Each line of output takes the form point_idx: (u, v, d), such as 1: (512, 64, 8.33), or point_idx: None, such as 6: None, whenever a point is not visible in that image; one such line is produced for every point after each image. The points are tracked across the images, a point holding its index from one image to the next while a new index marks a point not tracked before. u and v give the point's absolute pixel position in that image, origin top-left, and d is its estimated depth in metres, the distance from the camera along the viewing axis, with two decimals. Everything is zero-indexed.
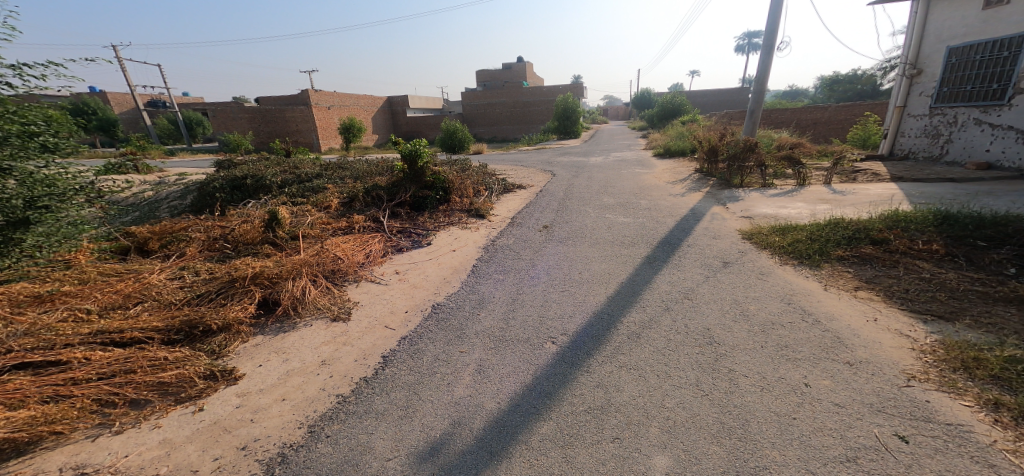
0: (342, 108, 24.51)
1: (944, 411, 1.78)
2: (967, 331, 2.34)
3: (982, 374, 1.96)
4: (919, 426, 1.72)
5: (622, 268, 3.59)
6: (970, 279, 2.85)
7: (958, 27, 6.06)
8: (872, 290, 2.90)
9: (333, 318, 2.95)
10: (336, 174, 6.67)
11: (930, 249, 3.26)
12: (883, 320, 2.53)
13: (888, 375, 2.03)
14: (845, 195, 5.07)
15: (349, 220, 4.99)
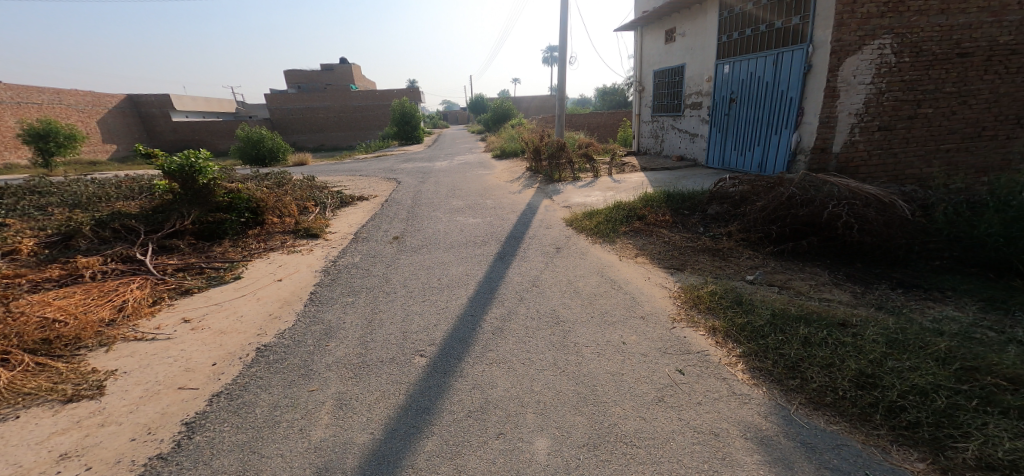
0: (19, 106, 17.19)
1: (691, 341, 2.53)
2: (681, 275, 3.39)
3: (710, 305, 2.84)
4: (684, 358, 2.37)
5: (476, 268, 3.72)
6: (686, 239, 4.08)
7: (658, 57, 8.41)
8: (645, 255, 3.83)
9: (70, 399, 2.06)
10: (21, 205, 4.62)
11: (664, 219, 4.53)
12: (654, 276, 3.40)
13: (663, 323, 2.74)
14: (623, 184, 6.47)
15: (69, 264, 3.51)
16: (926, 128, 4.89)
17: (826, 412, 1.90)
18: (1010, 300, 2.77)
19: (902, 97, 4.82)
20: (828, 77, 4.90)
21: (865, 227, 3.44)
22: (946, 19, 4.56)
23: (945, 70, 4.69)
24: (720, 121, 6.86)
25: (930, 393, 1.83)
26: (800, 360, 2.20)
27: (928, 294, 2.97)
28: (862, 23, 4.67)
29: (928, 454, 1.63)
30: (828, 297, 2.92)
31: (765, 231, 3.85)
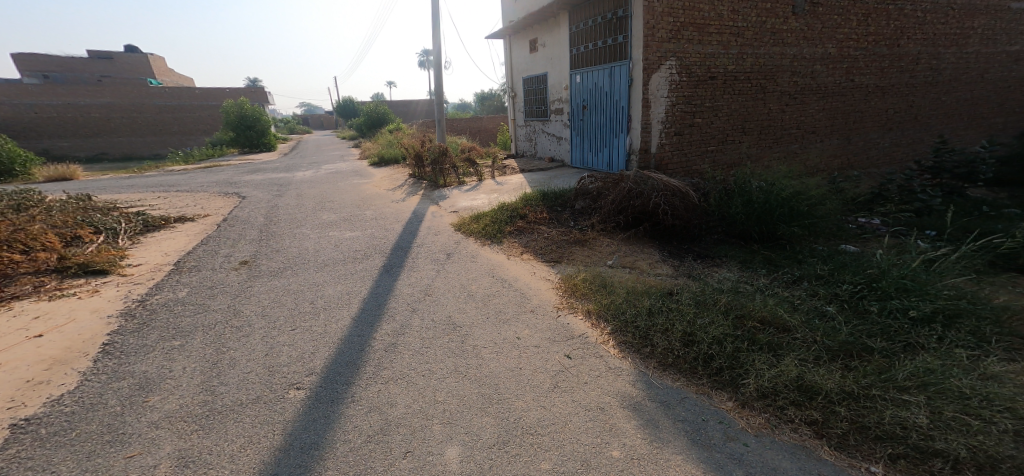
0: None
1: (570, 325, 2.78)
2: (558, 267, 3.69)
3: (583, 290, 3.15)
4: (573, 344, 2.57)
5: (364, 283, 3.48)
6: (561, 233, 4.43)
7: (526, 65, 8.89)
8: (530, 251, 4.04)
9: None
10: None
11: (541, 216, 4.84)
12: (538, 271, 3.62)
13: (546, 312, 2.95)
14: (506, 185, 6.70)
15: None
16: (699, 134, 5.98)
17: (670, 371, 2.30)
18: (759, 260, 3.66)
19: (684, 109, 5.78)
20: (643, 91, 5.56)
21: (676, 213, 4.17)
22: (701, 47, 5.59)
23: (706, 88, 5.77)
24: (578, 126, 7.42)
25: (726, 341, 2.34)
26: (648, 329, 2.59)
27: (713, 261, 3.82)
28: (658, 46, 5.41)
29: (731, 392, 2.11)
30: (661, 272, 3.58)
31: (615, 221, 4.43)
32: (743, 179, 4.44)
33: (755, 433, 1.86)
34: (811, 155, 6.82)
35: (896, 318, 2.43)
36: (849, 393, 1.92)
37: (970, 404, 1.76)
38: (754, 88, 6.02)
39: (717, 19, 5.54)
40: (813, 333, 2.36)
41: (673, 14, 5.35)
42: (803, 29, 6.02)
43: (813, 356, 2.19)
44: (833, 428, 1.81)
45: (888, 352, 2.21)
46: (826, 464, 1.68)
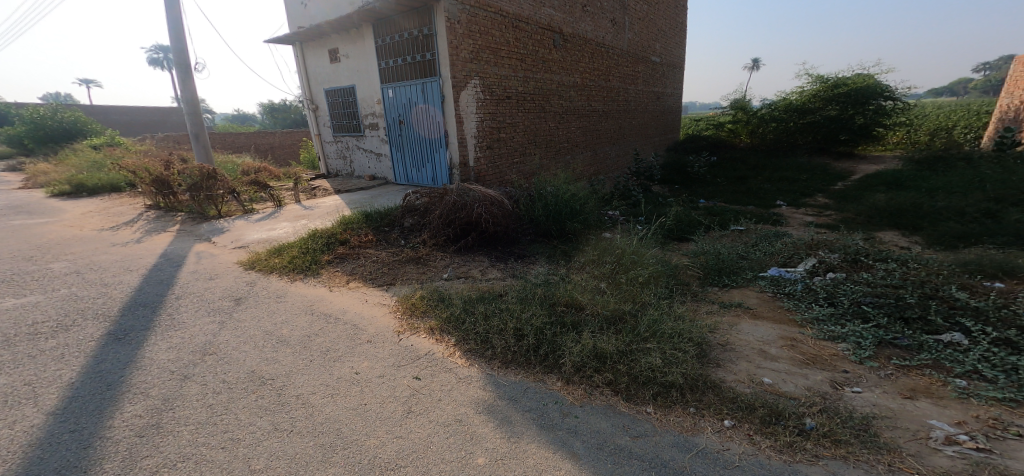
0: None
1: (419, 346, 2.66)
2: (397, 288, 3.52)
3: (420, 309, 3.08)
4: (422, 364, 2.47)
5: (70, 363, 2.46)
6: (391, 254, 4.24)
7: (325, 75, 8.15)
8: (357, 279, 3.73)
9: None
10: None
11: (369, 238, 4.57)
12: (371, 298, 3.36)
13: (389, 339, 2.76)
14: (316, 209, 6.05)
15: None
16: (505, 146, 6.60)
17: (511, 367, 2.44)
18: (559, 253, 4.29)
19: (490, 124, 6.28)
20: (455, 107, 5.79)
21: (496, 220, 4.48)
22: (497, 69, 6.18)
23: (505, 106, 6.41)
24: (396, 141, 7.23)
25: (545, 329, 2.66)
26: (487, 331, 2.71)
27: (530, 259, 4.26)
28: (462, 65, 5.75)
29: (556, 372, 2.37)
30: (491, 277, 3.79)
31: (445, 234, 4.48)
32: (541, 184, 5.16)
33: (581, 404, 2.13)
34: (577, 163, 8.17)
35: (633, 284, 3.27)
36: (623, 351, 2.43)
37: (676, 341, 2.46)
38: (537, 107, 6.97)
39: (506, 44, 6.22)
40: (599, 305, 2.90)
41: (471, 36, 5.76)
42: (562, 59, 7.26)
43: (600, 327, 2.70)
44: (620, 381, 2.24)
45: (636, 311, 2.89)
46: (625, 415, 2.05)
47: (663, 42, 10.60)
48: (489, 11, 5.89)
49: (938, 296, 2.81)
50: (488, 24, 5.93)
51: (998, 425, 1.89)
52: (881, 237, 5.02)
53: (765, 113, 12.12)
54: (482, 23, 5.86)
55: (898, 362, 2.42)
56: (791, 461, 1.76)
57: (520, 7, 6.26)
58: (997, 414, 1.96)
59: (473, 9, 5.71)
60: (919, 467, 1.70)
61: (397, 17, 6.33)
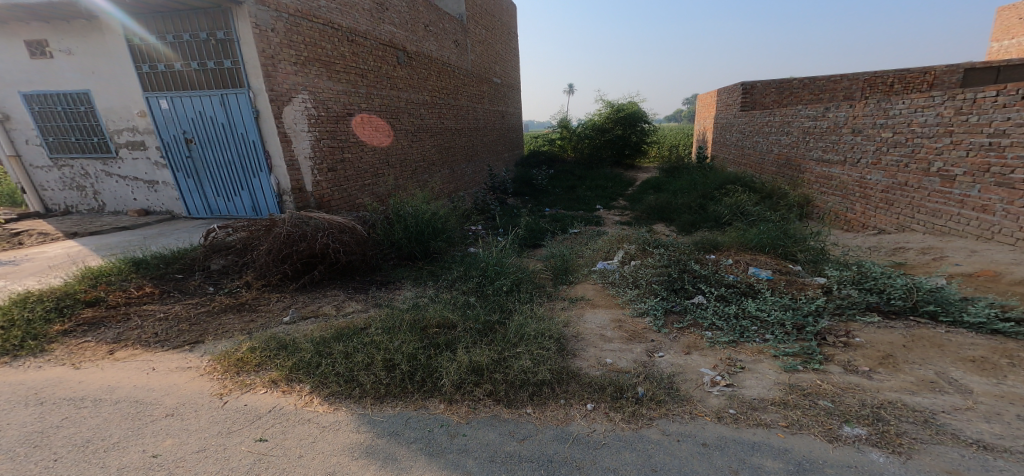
0: None
1: (258, 403, 2.25)
2: (221, 343, 2.90)
3: (254, 364, 2.58)
4: (258, 425, 2.09)
5: None
6: (193, 305, 3.43)
7: (18, 72, 5.46)
8: (134, 344, 2.88)
9: None
10: None
11: (146, 292, 3.56)
12: (165, 364, 2.65)
13: (207, 407, 2.22)
14: (27, 263, 4.24)
15: None
16: (353, 168, 5.99)
17: (388, 400, 2.29)
18: (426, 274, 4.18)
19: (332, 144, 5.61)
20: (277, 124, 4.98)
21: (349, 249, 4.10)
22: (333, 84, 5.58)
23: (347, 123, 5.82)
24: (182, 166, 5.51)
25: (417, 354, 2.57)
26: (351, 370, 2.46)
27: (395, 285, 4.07)
28: (284, 77, 4.98)
29: (437, 395, 2.33)
30: (351, 310, 3.46)
31: (281, 271, 3.87)
32: (400, 204, 4.86)
33: (467, 421, 2.14)
34: (436, 181, 7.97)
35: (499, 294, 3.46)
36: (497, 360, 2.52)
37: (541, 340, 2.69)
38: (386, 125, 6.57)
39: (341, 59, 5.66)
40: (470, 321, 2.95)
41: (294, 47, 5.04)
42: (408, 77, 7.03)
43: (473, 341, 2.74)
44: (499, 388, 2.33)
45: (503, 319, 3.05)
46: (510, 422, 2.13)
47: (502, 65, 11.10)
48: (316, 22, 5.26)
49: (687, 272, 3.79)
50: (318, 35, 5.30)
51: (731, 362, 2.61)
52: (656, 229, 6.37)
53: (581, 131, 14.23)
54: (311, 34, 5.21)
55: (679, 325, 3.13)
56: (636, 429, 2.06)
57: (354, 21, 5.80)
58: (729, 355, 2.70)
59: (296, 18, 5.03)
60: (707, 411, 2.17)
61: (169, 11, 4.82)
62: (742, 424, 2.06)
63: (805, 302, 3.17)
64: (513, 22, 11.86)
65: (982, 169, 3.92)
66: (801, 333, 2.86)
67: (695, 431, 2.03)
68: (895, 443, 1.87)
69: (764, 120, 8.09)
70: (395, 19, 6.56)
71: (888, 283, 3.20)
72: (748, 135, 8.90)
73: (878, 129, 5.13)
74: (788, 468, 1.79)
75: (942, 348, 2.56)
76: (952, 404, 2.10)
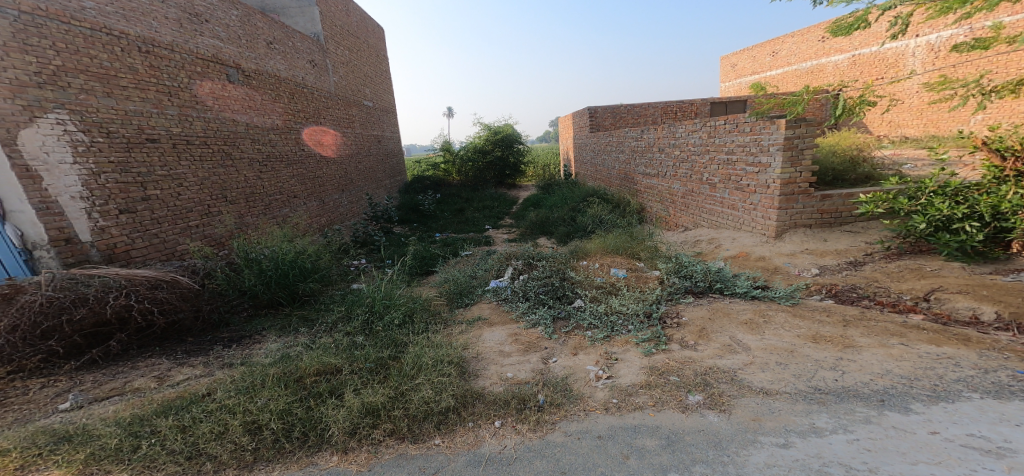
0: None
1: None
2: None
3: (11, 470, 1.96)
4: None
5: None
6: None
7: None
8: None
9: None
10: None
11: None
12: None
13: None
14: None
15: None
16: (167, 208, 4.48)
17: (259, 467, 2.03)
18: (296, 320, 3.73)
19: (123, 179, 4.08)
20: (6, 152, 3.34)
21: (164, 308, 3.41)
22: (116, 102, 4.12)
23: (148, 151, 4.34)
24: None
25: (292, 408, 2.27)
26: (195, 444, 2.08)
27: (253, 339, 3.54)
28: (15, 91, 3.40)
29: (327, 447, 2.12)
30: (183, 378, 2.88)
31: (42, 351, 2.98)
32: (249, 247, 4.27)
33: (368, 468, 1.99)
34: (301, 216, 6.77)
35: (390, 329, 3.27)
36: (392, 398, 2.36)
37: (439, 369, 2.61)
38: (217, 154, 5.23)
39: (129, 73, 4.25)
40: (358, 361, 2.73)
41: (34, 52, 3.52)
42: (245, 98, 5.86)
43: (363, 382, 2.53)
44: (399, 427, 2.20)
45: (396, 354, 2.89)
46: (418, 457, 2.04)
47: (372, 88, 10.66)
48: (77, 25, 3.83)
49: (566, 280, 4.12)
50: (80, 41, 3.84)
51: (608, 356, 2.90)
52: (538, 244, 6.79)
53: (463, 154, 14.44)
54: (66, 38, 3.74)
55: (566, 329, 3.37)
56: (543, 435, 2.14)
57: (150, 30, 4.51)
58: (605, 349, 3.00)
59: (35, 16, 3.54)
60: (597, 405, 2.37)
61: None
62: (624, 411, 2.30)
63: (649, 292, 3.69)
64: (382, 46, 11.60)
65: (726, 178, 5.08)
66: (651, 320, 3.33)
67: (590, 426, 2.20)
68: (720, 402, 2.29)
69: (606, 140, 9.33)
70: (219, 32, 5.46)
71: (694, 269, 3.95)
72: (597, 154, 10.15)
73: (672, 148, 6.29)
74: (661, 444, 2.05)
75: (729, 316, 3.25)
76: (743, 361, 2.65)
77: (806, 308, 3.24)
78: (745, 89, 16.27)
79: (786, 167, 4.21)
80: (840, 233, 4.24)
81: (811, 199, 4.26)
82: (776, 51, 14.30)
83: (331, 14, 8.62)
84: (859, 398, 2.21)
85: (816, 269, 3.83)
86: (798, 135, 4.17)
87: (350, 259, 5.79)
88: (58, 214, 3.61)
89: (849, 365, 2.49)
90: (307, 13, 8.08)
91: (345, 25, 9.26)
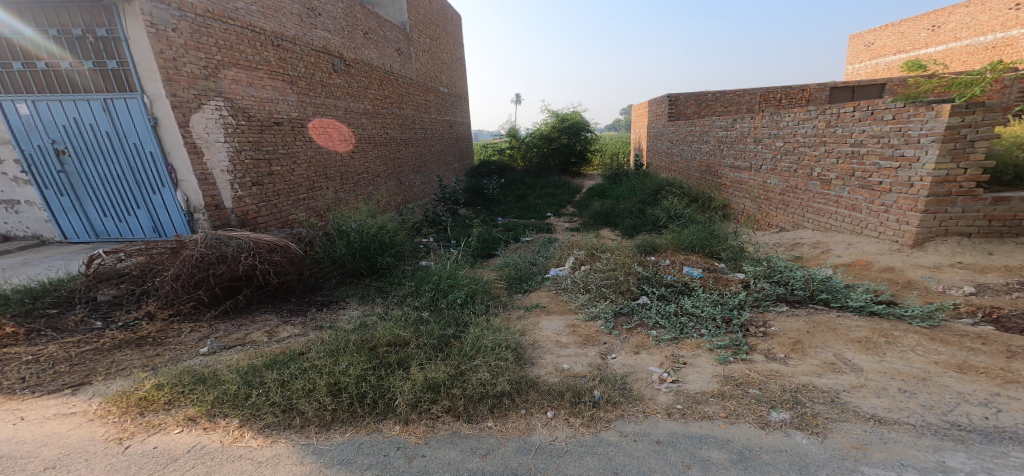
0: None
1: (171, 446, 2.06)
2: (114, 383, 2.59)
3: (162, 402, 2.35)
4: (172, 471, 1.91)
5: None
6: (75, 344, 2.99)
7: None
8: (7, 390, 2.50)
9: None
10: None
11: (8, 333, 3.02)
12: (39, 414, 2.29)
13: (100, 455, 2.00)
14: None
15: None
16: (284, 182, 5.06)
17: (335, 428, 2.19)
18: (374, 291, 4.02)
19: (256, 156, 4.68)
20: (181, 133, 4.09)
21: (280, 269, 3.85)
22: (255, 91, 4.70)
23: (274, 132, 4.93)
24: (53, 182, 4.40)
25: (367, 376, 2.45)
26: (288, 398, 2.32)
27: (339, 304, 3.88)
28: (190, 82, 4.08)
29: (391, 417, 2.25)
30: (286, 335, 3.25)
31: (193, 298, 3.53)
32: (340, 220, 4.65)
33: (425, 441, 2.08)
34: (382, 194, 7.26)
35: (454, 307, 3.39)
36: (453, 376, 2.46)
37: (496, 352, 2.67)
38: (323, 136, 5.78)
39: (264, 64, 4.81)
40: (423, 337, 2.87)
41: (204, 49, 4.16)
42: (345, 85, 6.36)
43: (427, 358, 2.66)
44: (458, 405, 2.27)
45: (458, 333, 3.00)
46: (471, 437, 2.10)
47: (448, 75, 11.00)
48: (232, 24, 4.42)
49: (631, 274, 3.94)
50: (233, 38, 4.43)
51: (675, 359, 2.74)
52: (602, 234, 6.61)
53: (530, 141, 14.44)
54: (225, 36, 4.34)
55: (628, 326, 3.24)
56: (596, 432, 2.09)
57: (280, 25, 5.04)
58: (672, 352, 2.83)
59: (205, 18, 4.16)
60: (658, 408, 2.26)
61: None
62: (689, 418, 2.16)
63: (730, 296, 3.42)
64: (458, 32, 11.86)
65: (848, 174, 4.51)
66: (730, 326, 3.08)
67: (649, 429, 2.10)
68: (813, 424, 2.05)
69: (687, 129, 8.75)
70: (328, 24, 5.94)
71: (791, 274, 3.56)
72: (674, 143, 9.59)
73: (772, 138, 5.71)
74: (731, 458, 1.89)
75: (837, 331, 2.88)
76: (851, 383, 2.35)
77: (952, 332, 2.74)
78: (884, 71, 14.32)
79: (944, 161, 3.58)
80: (1015, 244, 3.54)
81: (977, 202, 3.60)
82: (938, 25, 12.31)
83: (416, 3, 8.97)
84: (1018, 443, 1.84)
85: (972, 287, 3.21)
86: (968, 124, 3.50)
87: (420, 237, 6.07)
88: (213, 184, 4.31)
89: (1007, 403, 2.08)
90: (396, 3, 8.51)
91: (428, 13, 9.59)
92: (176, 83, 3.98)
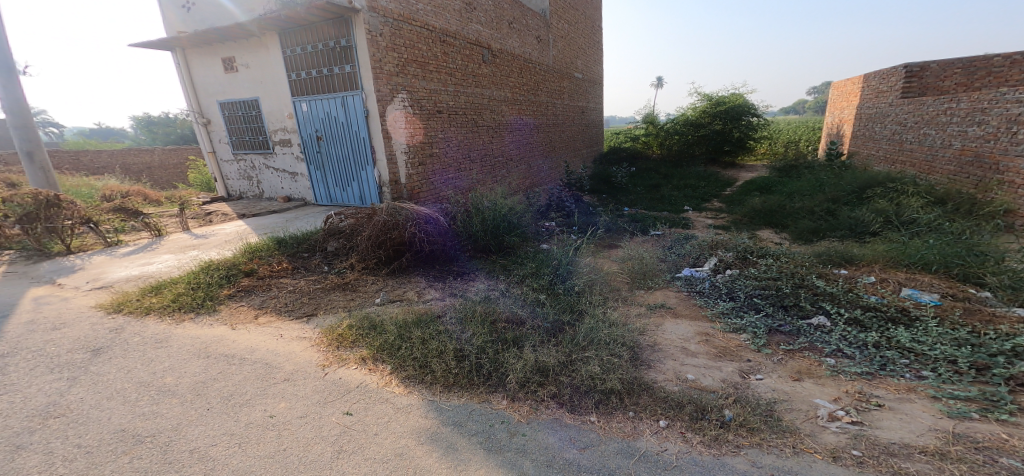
0: None
1: (351, 379, 2.54)
2: (324, 319, 3.29)
3: (349, 340, 2.92)
4: (351, 402, 2.34)
5: None
6: (312, 282, 3.93)
7: (215, 84, 6.16)
8: (270, 312, 3.39)
9: None
10: None
11: (282, 266, 4.14)
12: (288, 332, 3.09)
13: (311, 375, 2.59)
14: (212, 237, 4.95)
15: None
16: (439, 163, 5.72)
17: (455, 390, 2.41)
18: (499, 268, 4.28)
19: (422, 139, 5.41)
20: (381, 123, 4.92)
21: (431, 238, 4.40)
22: (427, 84, 5.40)
23: (438, 120, 5.60)
24: (315, 160, 5.78)
25: (486, 348, 2.65)
26: (425, 356, 2.65)
27: (470, 276, 4.24)
28: (388, 78, 4.88)
29: (501, 390, 2.38)
30: (428, 297, 3.71)
31: (376, 256, 4.27)
32: (478, 198, 5.04)
33: (527, 421, 2.15)
34: (512, 177, 7.67)
35: (569, 294, 3.40)
36: (566, 363, 2.50)
37: (608, 347, 2.58)
38: (470, 122, 6.30)
39: (434, 59, 5.46)
40: (538, 319, 2.96)
41: (397, 49, 4.94)
42: (491, 75, 6.79)
43: (540, 340, 2.73)
44: (566, 396, 2.27)
45: (573, 320, 3.00)
46: (572, 428, 2.08)
47: (584, 60, 10.83)
48: (415, 25, 5.12)
49: (805, 288, 3.37)
50: (414, 37, 5.13)
51: (863, 397, 2.22)
52: (761, 236, 5.79)
53: (670, 127, 13.29)
54: (409, 37, 5.08)
55: (786, 347, 2.75)
56: (718, 455, 1.86)
57: (447, 22, 5.62)
58: (862, 388, 2.30)
59: (396, 22, 4.91)
60: (819, 448, 1.87)
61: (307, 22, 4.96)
62: (868, 469, 1.75)
63: (993, 338, 2.50)
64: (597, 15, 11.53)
65: None
66: (980, 374, 2.28)
67: (797, 469, 1.77)
68: None
69: (941, 107, 6.76)
70: (482, 17, 6.39)
71: None
72: (910, 127, 7.53)
73: None
74: None
75: None
76: None
77: None
78: None
79: None
80: None
81: None
82: None
83: None
84: None
85: None
86: None
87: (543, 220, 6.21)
88: (394, 163, 5.11)
89: None
90: None
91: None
92: (380, 80, 4.80)
